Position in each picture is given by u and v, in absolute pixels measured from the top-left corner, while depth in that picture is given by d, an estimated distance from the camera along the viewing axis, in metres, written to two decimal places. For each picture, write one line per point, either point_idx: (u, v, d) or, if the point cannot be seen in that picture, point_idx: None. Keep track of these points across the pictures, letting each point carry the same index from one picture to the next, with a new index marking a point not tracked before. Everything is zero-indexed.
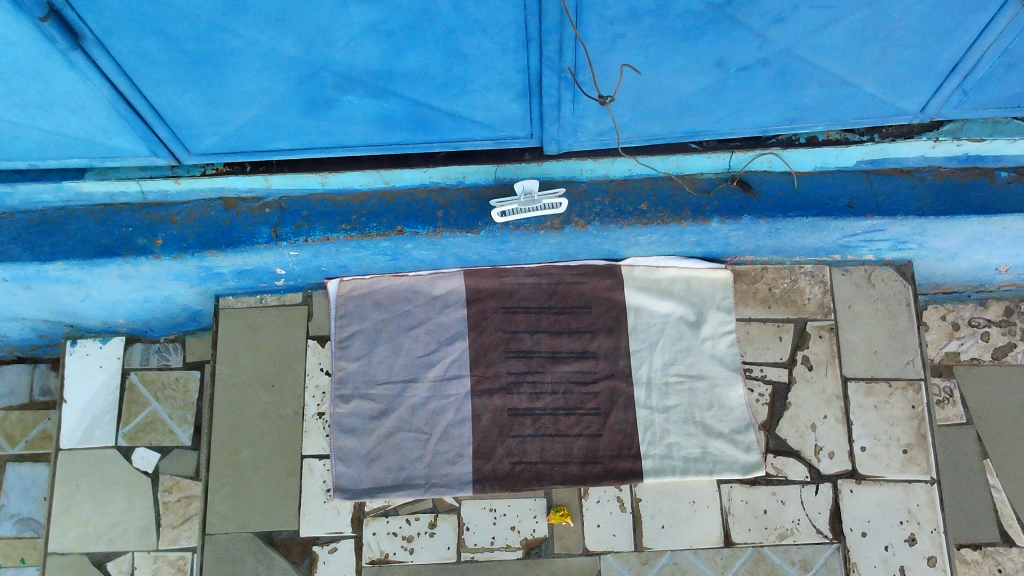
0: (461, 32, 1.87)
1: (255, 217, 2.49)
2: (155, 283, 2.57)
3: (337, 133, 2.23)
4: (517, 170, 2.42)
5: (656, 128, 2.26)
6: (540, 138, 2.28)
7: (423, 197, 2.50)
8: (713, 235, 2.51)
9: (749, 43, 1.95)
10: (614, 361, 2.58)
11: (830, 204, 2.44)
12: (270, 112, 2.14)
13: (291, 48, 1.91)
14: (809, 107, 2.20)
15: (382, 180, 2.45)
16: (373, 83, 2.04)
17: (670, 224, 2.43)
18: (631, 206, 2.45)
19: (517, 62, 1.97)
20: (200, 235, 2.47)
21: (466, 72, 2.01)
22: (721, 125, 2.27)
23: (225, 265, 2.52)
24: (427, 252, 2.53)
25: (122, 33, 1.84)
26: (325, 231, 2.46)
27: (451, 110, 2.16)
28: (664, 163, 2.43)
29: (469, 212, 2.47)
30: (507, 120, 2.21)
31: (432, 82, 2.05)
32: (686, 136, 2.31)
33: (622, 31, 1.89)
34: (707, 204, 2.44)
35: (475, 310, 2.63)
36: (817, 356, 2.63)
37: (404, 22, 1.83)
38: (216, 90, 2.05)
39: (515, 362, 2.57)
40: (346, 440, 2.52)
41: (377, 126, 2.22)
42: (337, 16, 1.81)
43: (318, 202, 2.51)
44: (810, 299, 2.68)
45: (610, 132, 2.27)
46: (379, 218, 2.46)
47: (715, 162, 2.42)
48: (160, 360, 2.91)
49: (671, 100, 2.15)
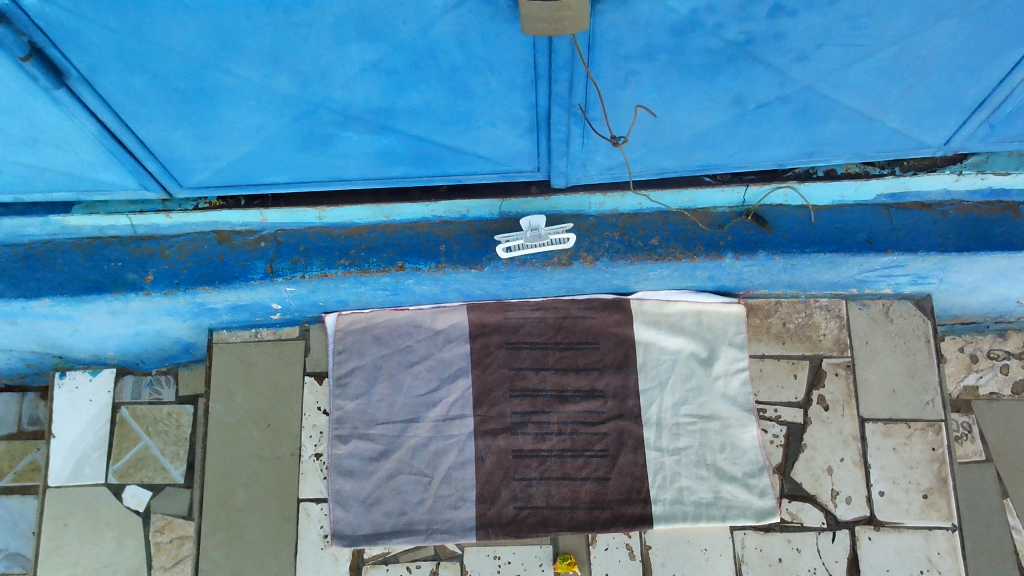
0: (466, 69, 1.77)
1: (250, 252, 2.38)
2: (146, 318, 2.48)
3: (335, 167, 2.15)
4: (523, 204, 2.32)
5: (668, 162, 2.17)
6: (546, 172, 2.20)
7: (425, 231, 2.40)
8: (726, 271, 2.40)
9: (770, 81, 1.85)
10: (623, 401, 2.48)
11: (848, 238, 2.34)
12: (266, 147, 2.05)
13: (288, 85, 1.81)
14: (828, 141, 2.11)
15: (382, 214, 2.35)
16: (373, 119, 1.94)
17: (681, 260, 2.33)
18: (641, 241, 2.35)
19: (525, 99, 1.88)
20: (191, 271, 2.36)
21: (472, 108, 1.91)
22: (735, 159, 2.18)
23: (218, 301, 2.43)
24: (429, 287, 2.44)
25: (108, 72, 1.75)
26: (323, 267, 2.36)
27: (455, 146, 2.07)
28: (676, 197, 2.33)
29: (473, 247, 2.37)
30: (513, 155, 2.12)
31: (435, 118, 1.95)
32: (698, 170, 2.21)
33: (636, 69, 1.79)
34: (721, 239, 2.34)
35: (479, 345, 2.54)
36: (833, 396, 2.50)
37: (406, 60, 1.73)
38: (209, 126, 1.95)
39: (520, 402, 2.49)
40: (345, 483, 2.43)
41: (379, 161, 2.13)
42: (336, 54, 1.71)
43: (316, 235, 2.40)
44: (825, 334, 2.55)
45: (620, 167, 2.18)
46: (379, 252, 2.37)
47: (729, 196, 2.33)
48: (151, 394, 2.81)
49: (685, 136, 2.05)
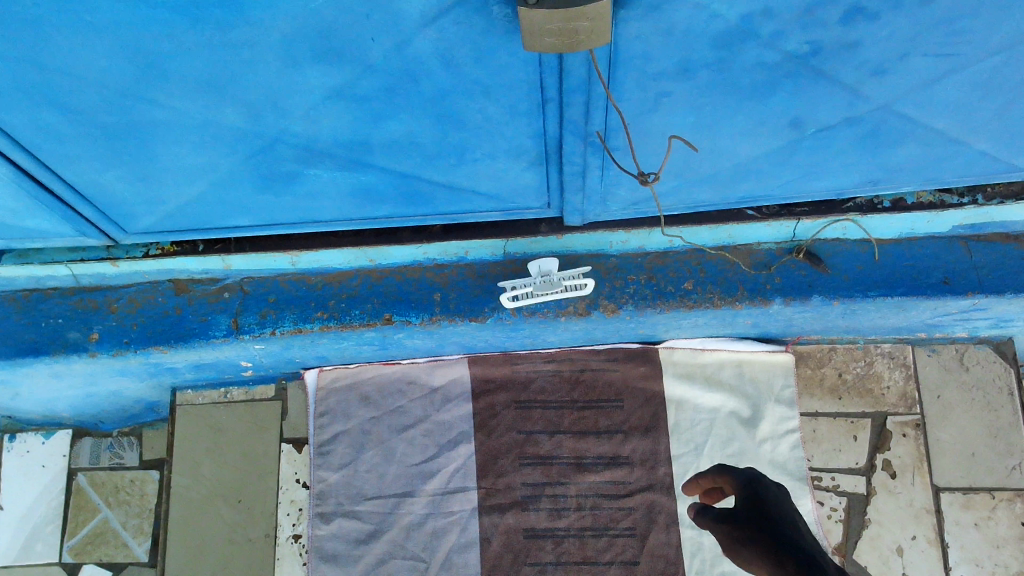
0: (457, 94, 1.41)
1: (211, 304, 2.03)
2: (95, 379, 2.13)
3: (305, 208, 1.79)
4: (531, 244, 1.96)
5: (704, 195, 1.80)
6: (559, 208, 1.84)
7: (416, 276, 2.04)
8: (773, 318, 2.04)
9: (837, 101, 1.47)
10: (652, 469, 2.13)
11: (919, 278, 1.96)
12: (220, 187, 1.69)
13: (235, 116, 1.45)
14: (899, 167, 1.74)
15: (365, 257, 2.00)
16: (344, 154, 1.58)
17: (720, 307, 1.97)
18: (671, 285, 1.99)
19: (531, 126, 1.52)
20: (143, 327, 2.02)
21: (465, 138, 1.55)
22: (785, 189, 1.81)
23: (177, 360, 2.08)
24: (423, 340, 2.09)
25: (9, 106, 1.39)
26: (297, 321, 2.01)
27: (447, 182, 1.71)
28: (713, 233, 1.95)
29: (473, 295, 2.01)
30: (519, 190, 1.76)
31: (421, 151, 1.58)
32: (740, 202, 1.85)
33: (668, 89, 1.42)
34: (767, 282, 1.97)
35: (483, 404, 2.20)
36: (901, 461, 2.13)
37: (380, 84, 1.37)
38: (147, 164, 1.60)
39: (531, 471, 2.14)
40: (328, 571, 2.08)
41: (357, 200, 1.77)
42: (291, 79, 1.35)
43: (289, 283, 2.05)
44: (889, 388, 2.17)
45: (647, 201, 1.81)
46: (362, 303, 2.02)
47: (776, 230, 1.95)
48: (112, 457, 2.46)
49: (727, 165, 1.68)
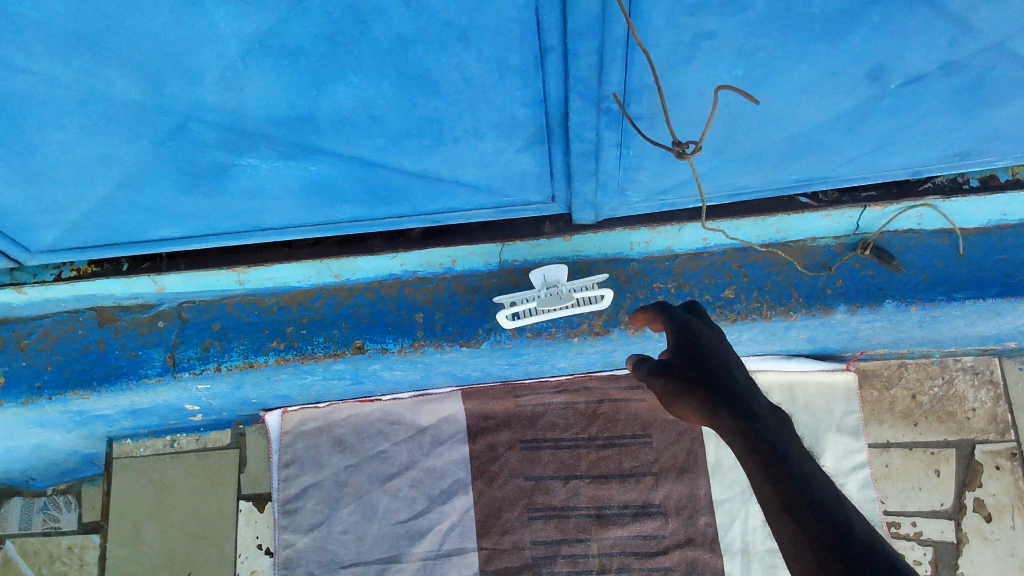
0: (422, 44, 1.03)
1: (143, 336, 1.66)
2: (10, 432, 1.74)
3: (246, 212, 1.41)
4: (532, 249, 1.59)
5: (748, 178, 1.42)
6: (565, 202, 1.46)
7: (393, 293, 1.67)
8: (833, 330, 1.67)
9: (936, 40, 1.08)
10: (688, 519, 1.87)
11: (1016, 275, 1.57)
12: (130, 189, 1.30)
13: (125, 85, 1.06)
14: (998, 134, 1.34)
15: (328, 272, 1.62)
16: (284, 136, 1.20)
17: (769, 319, 1.60)
18: (707, 294, 1.61)
19: (526, 88, 1.13)
20: (60, 367, 1.64)
21: (440, 109, 1.17)
22: (850, 168, 1.42)
23: (105, 405, 1.70)
24: (404, 371, 1.72)
25: None
26: (246, 353, 1.64)
27: (422, 170, 1.33)
28: (758, 228, 1.57)
29: (463, 314, 1.64)
30: (514, 179, 1.38)
31: (384, 129, 1.20)
32: (792, 185, 1.46)
33: (711, 27, 1.03)
34: (826, 286, 1.60)
35: (482, 446, 1.93)
36: (996, 500, 1.81)
37: (314, 30, 0.98)
38: (26, 161, 1.20)
39: (544, 526, 1.87)
40: None
41: (309, 200, 1.39)
42: (186, 27, 0.96)
43: (237, 307, 1.67)
44: (974, 411, 1.86)
45: (676, 189, 1.44)
46: (326, 328, 1.65)
47: (836, 222, 1.57)
48: (46, 522, 2.07)
49: (780, 138, 1.30)
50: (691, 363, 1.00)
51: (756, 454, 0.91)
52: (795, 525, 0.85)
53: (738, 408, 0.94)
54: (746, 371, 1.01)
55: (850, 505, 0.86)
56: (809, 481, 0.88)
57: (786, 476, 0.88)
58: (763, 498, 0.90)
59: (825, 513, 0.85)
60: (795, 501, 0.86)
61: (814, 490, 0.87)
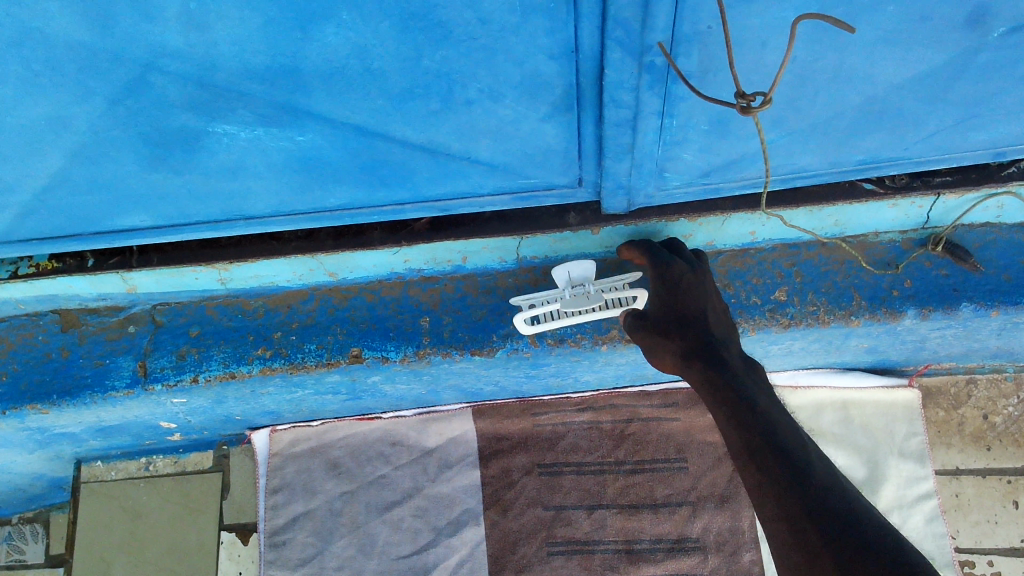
0: None
1: (111, 343, 1.46)
2: None
3: (224, 194, 1.21)
4: (554, 242, 1.39)
5: (807, 158, 1.22)
6: (594, 186, 1.26)
7: (395, 294, 1.47)
8: (897, 338, 1.47)
9: None
10: (728, 554, 1.69)
11: None
12: (87, 162, 1.11)
13: (67, 21, 0.87)
14: None
15: (322, 270, 1.42)
16: (265, 93, 1.00)
17: (826, 325, 1.39)
18: (755, 296, 1.42)
19: (556, 34, 0.94)
20: (16, 378, 1.44)
21: (450, 60, 0.97)
22: (927, 147, 1.22)
23: (69, 422, 1.50)
24: (408, 385, 1.53)
25: None
26: (227, 363, 1.43)
27: (428, 143, 1.14)
28: (814, 219, 1.36)
29: (475, 319, 1.44)
30: (536, 157, 1.18)
31: (385, 86, 1.01)
32: (857, 168, 1.25)
33: None
34: (891, 288, 1.40)
35: (497, 470, 1.74)
36: None
37: None
38: None
39: (566, 561, 1.68)
40: None
41: (296, 180, 1.20)
42: None
43: (218, 310, 1.48)
44: None
45: (722, 172, 1.24)
46: (319, 334, 1.45)
47: (903, 214, 1.36)
48: (10, 554, 1.86)
49: (850, 104, 1.10)
50: (670, 311, 1.19)
51: (732, 410, 1.04)
52: (759, 476, 0.97)
53: (709, 358, 1.11)
54: (721, 309, 1.22)
55: (816, 467, 0.97)
56: (775, 432, 1.00)
57: (749, 429, 1.01)
58: (737, 454, 1.02)
59: (791, 467, 0.96)
60: (761, 454, 0.98)
61: (793, 459, 0.97)
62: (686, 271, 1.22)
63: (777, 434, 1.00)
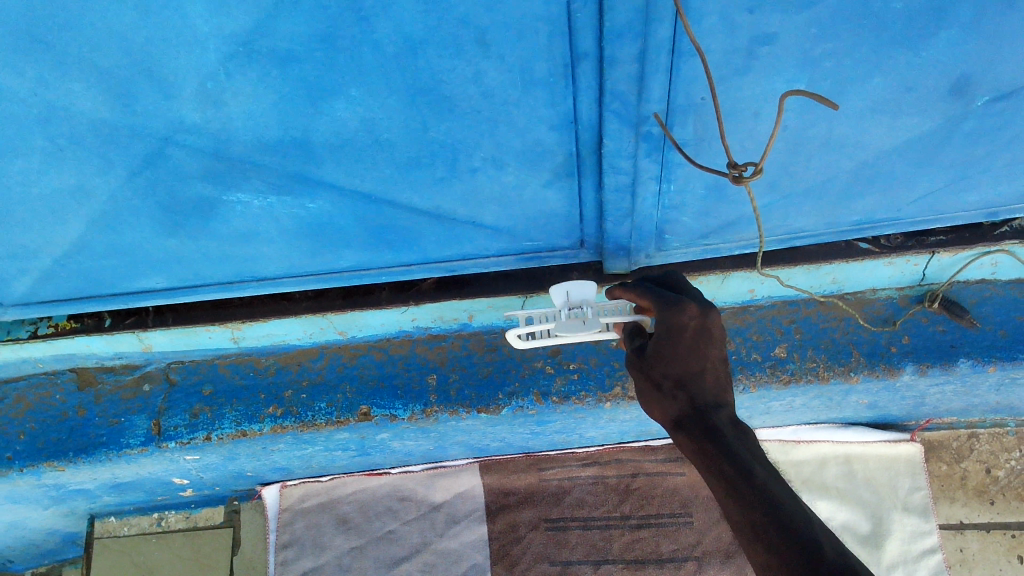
0: (432, 48, 0.88)
1: (126, 402, 1.50)
2: None
3: (237, 258, 1.26)
4: None
5: (803, 219, 1.26)
6: (595, 248, 1.30)
7: (402, 353, 1.50)
8: (895, 394, 1.49)
9: None
10: None
11: None
12: (107, 229, 1.15)
13: (91, 99, 0.92)
14: None
15: (331, 329, 1.46)
16: (277, 164, 1.05)
17: (825, 382, 1.42)
18: (755, 353, 1.44)
19: (555, 108, 0.98)
20: (34, 436, 1.47)
21: (455, 132, 1.02)
22: (920, 207, 1.25)
23: (84, 479, 1.53)
24: (416, 441, 1.55)
25: None
26: (239, 421, 1.46)
27: (434, 209, 1.18)
28: (813, 278, 1.39)
29: (481, 377, 1.47)
30: (539, 221, 1.23)
31: (392, 157, 1.06)
32: (854, 228, 1.29)
33: (773, 27, 0.87)
34: (889, 344, 1.42)
35: (504, 525, 1.76)
36: None
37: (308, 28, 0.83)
38: None
39: None
40: None
41: (307, 244, 1.24)
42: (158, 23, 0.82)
43: (231, 369, 1.51)
44: None
45: (719, 233, 1.28)
46: (328, 392, 1.48)
47: (899, 272, 1.39)
48: None
49: (841, 168, 1.14)
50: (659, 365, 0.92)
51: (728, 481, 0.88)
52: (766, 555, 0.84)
53: (696, 416, 0.93)
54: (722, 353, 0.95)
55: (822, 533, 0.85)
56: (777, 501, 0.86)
57: (757, 511, 0.85)
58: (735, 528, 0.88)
59: (812, 559, 0.81)
60: (764, 531, 0.84)
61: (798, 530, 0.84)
62: (696, 317, 0.90)
63: (780, 502, 0.86)
